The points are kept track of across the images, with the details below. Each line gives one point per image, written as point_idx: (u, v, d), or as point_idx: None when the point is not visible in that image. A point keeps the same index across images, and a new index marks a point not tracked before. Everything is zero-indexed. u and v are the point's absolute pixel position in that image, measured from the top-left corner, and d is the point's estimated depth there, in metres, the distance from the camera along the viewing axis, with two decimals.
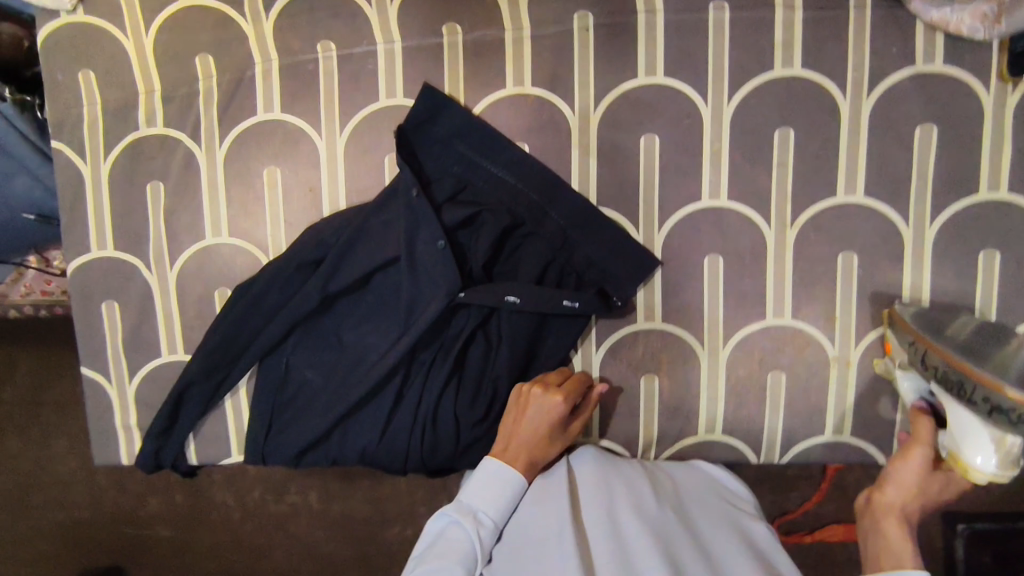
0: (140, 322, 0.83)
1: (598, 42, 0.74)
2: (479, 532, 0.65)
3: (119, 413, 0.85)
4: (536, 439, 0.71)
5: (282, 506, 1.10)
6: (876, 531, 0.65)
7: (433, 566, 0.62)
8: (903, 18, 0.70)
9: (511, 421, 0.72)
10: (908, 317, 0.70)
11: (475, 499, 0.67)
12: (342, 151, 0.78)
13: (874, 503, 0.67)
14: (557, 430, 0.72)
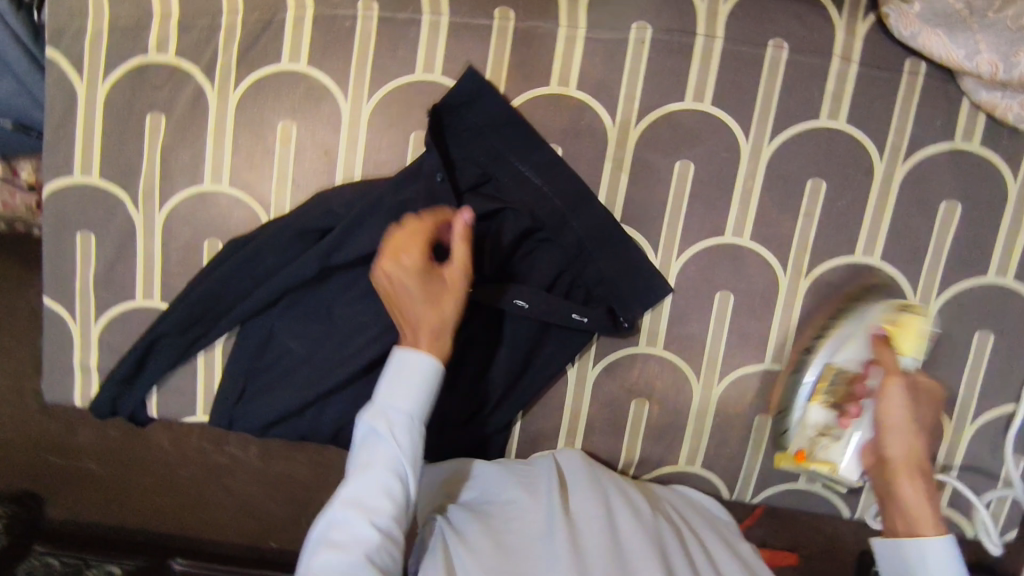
0: (117, 260, 0.77)
1: (652, 57, 0.71)
2: (393, 433, 0.63)
3: (80, 352, 0.80)
4: (426, 313, 0.64)
5: (217, 459, 0.98)
6: (917, 507, 0.65)
7: (362, 478, 0.62)
8: (952, 92, 0.71)
9: (401, 300, 0.65)
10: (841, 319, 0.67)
11: (383, 400, 0.64)
12: (366, 118, 0.74)
13: (890, 470, 0.66)
14: (427, 278, 0.64)
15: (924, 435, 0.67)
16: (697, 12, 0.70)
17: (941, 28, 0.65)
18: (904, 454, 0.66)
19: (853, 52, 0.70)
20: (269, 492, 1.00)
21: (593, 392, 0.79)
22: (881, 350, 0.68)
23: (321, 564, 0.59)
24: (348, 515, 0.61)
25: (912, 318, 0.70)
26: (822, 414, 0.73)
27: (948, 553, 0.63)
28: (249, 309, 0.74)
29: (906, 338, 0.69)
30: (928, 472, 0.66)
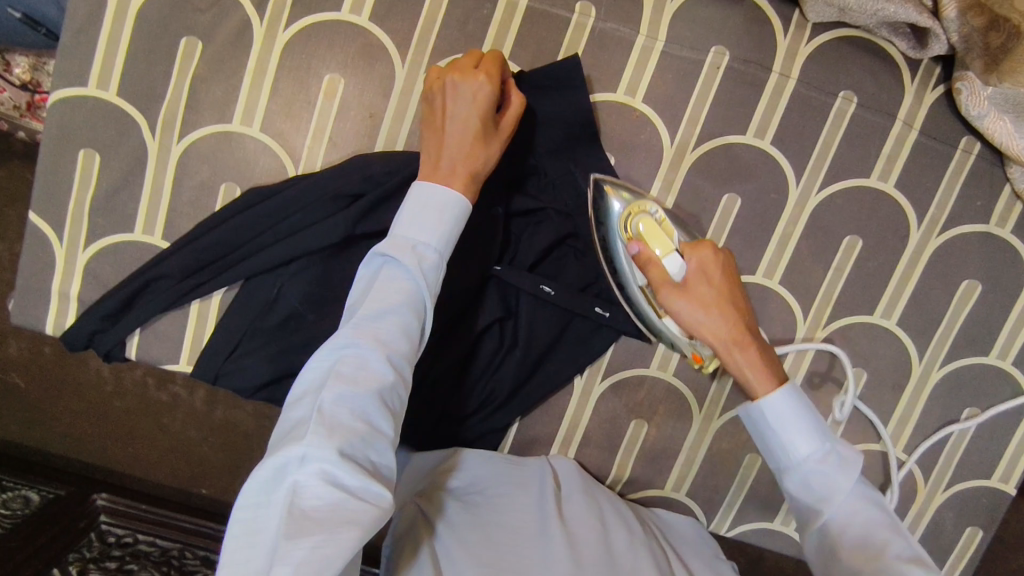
0: (119, 186, 0.71)
1: (723, 84, 0.70)
2: (419, 265, 0.57)
3: (59, 277, 0.73)
4: (475, 118, 0.62)
5: (163, 396, 1.06)
6: (750, 369, 0.62)
7: (378, 308, 0.54)
8: (997, 178, 0.72)
9: (434, 148, 0.63)
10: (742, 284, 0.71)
11: (409, 231, 0.58)
12: (421, 88, 0.70)
13: (722, 343, 0.64)
14: (486, 121, 0.63)
15: (738, 308, 0.65)
16: (777, 48, 0.69)
17: (1008, 116, 0.66)
18: (718, 326, 0.64)
19: (915, 119, 0.71)
20: (205, 436, 1.06)
21: (596, 406, 0.78)
22: (691, 250, 0.67)
23: (325, 412, 0.48)
24: (360, 347, 0.52)
25: (648, 218, 0.68)
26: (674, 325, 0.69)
27: (797, 402, 0.60)
28: (262, 264, 0.70)
29: (653, 236, 0.67)
30: (761, 346, 0.64)
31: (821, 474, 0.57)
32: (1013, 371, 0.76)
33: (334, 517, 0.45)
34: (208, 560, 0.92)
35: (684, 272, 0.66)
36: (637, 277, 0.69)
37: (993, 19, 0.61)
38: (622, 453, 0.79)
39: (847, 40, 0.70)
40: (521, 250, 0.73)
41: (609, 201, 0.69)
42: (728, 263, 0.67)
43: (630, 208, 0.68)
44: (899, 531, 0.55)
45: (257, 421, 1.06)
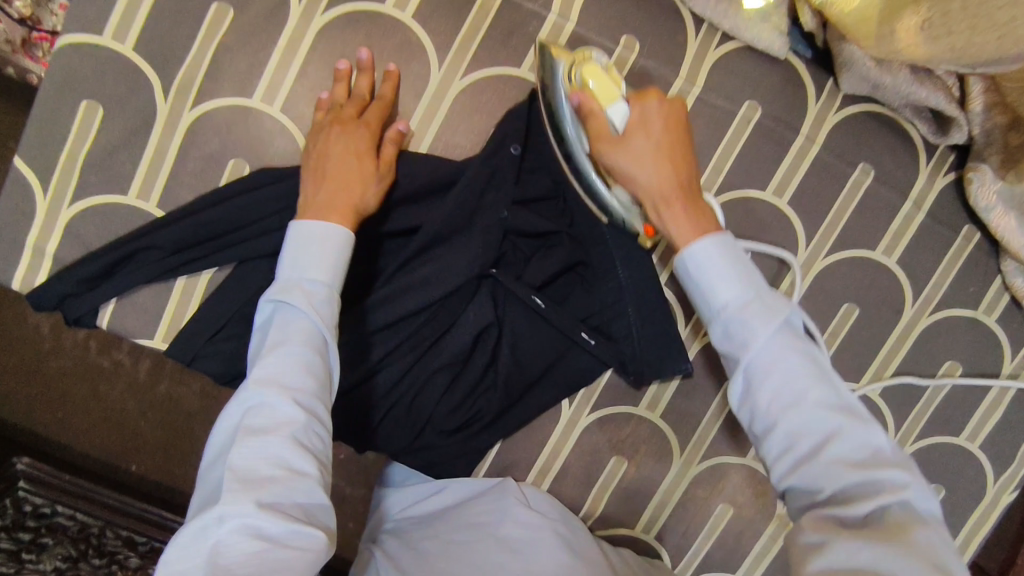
0: (119, 145, 0.67)
1: (751, 138, 0.71)
2: (312, 301, 0.53)
3: (37, 231, 0.68)
4: (354, 162, 0.61)
5: (103, 361, 1.01)
6: (678, 225, 0.58)
7: (276, 354, 0.51)
8: (990, 268, 0.75)
9: (322, 168, 0.62)
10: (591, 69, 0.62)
11: (294, 272, 0.55)
12: (454, 94, 0.68)
13: (651, 201, 0.59)
14: (364, 161, 0.62)
15: (677, 162, 0.60)
16: (807, 112, 0.71)
17: (1013, 213, 0.69)
18: (651, 182, 0.59)
19: (925, 201, 0.73)
20: (144, 408, 1.02)
21: (579, 438, 0.77)
22: (634, 101, 0.61)
23: (233, 471, 0.46)
24: (262, 396, 0.49)
25: (591, 65, 0.61)
26: (624, 196, 0.63)
27: (721, 249, 0.54)
28: (261, 249, 0.67)
29: (602, 89, 0.61)
30: (693, 202, 0.59)
31: (739, 322, 0.52)
32: (978, 454, 0.78)
33: (260, 572, 0.43)
34: (131, 540, 0.90)
35: (626, 123, 0.60)
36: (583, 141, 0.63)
37: (1016, 117, 0.65)
38: (598, 488, 0.79)
39: (873, 115, 0.71)
40: (529, 267, 0.72)
41: (556, 63, 0.63)
42: (676, 113, 0.62)
43: (573, 60, 0.62)
44: (824, 381, 0.51)
45: (202, 401, 1.02)
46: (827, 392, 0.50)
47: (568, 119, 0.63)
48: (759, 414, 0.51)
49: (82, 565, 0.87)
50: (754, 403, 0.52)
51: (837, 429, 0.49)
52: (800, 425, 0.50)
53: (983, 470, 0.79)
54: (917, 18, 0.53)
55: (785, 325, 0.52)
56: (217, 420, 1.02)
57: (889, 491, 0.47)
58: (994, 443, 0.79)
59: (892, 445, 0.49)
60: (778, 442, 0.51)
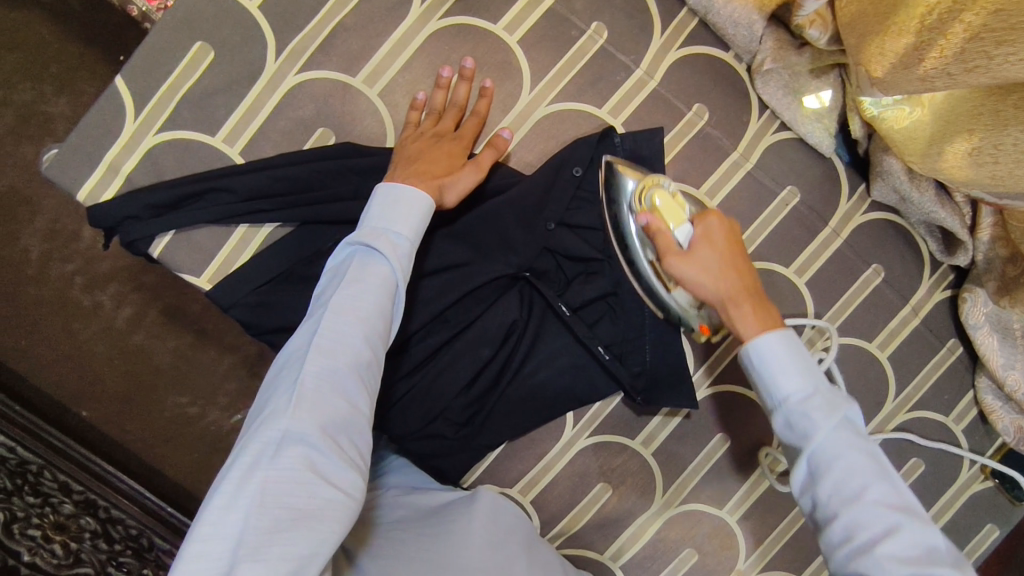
0: (220, 90, 0.71)
1: (786, 219, 0.78)
2: (394, 252, 0.58)
3: (117, 151, 0.70)
4: (444, 156, 0.67)
5: (85, 300, 1.03)
6: (746, 322, 0.62)
7: (355, 289, 0.55)
8: (965, 381, 0.83)
9: (412, 154, 0.67)
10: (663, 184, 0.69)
11: (381, 223, 0.60)
12: (537, 117, 0.74)
13: (720, 303, 0.63)
14: (453, 160, 0.68)
15: (740, 270, 0.64)
16: (838, 208, 0.79)
17: (996, 334, 0.78)
18: (718, 288, 0.64)
19: (921, 309, 0.82)
20: (111, 355, 1.03)
21: (573, 458, 0.81)
22: (699, 219, 0.67)
23: (304, 390, 0.49)
24: (339, 325, 0.53)
25: (661, 190, 0.68)
26: (683, 296, 0.70)
27: (784, 345, 0.59)
28: (329, 213, 0.70)
29: (669, 210, 0.67)
30: (759, 299, 0.63)
31: (801, 411, 0.57)
32: None
33: (310, 500, 0.47)
34: (67, 486, 0.93)
35: (689, 239, 0.66)
36: (647, 252, 0.70)
37: (1015, 252, 0.73)
38: (578, 508, 0.82)
39: (891, 225, 0.80)
40: (569, 288, 0.77)
41: (623, 180, 0.70)
42: (735, 233, 0.67)
43: (642, 184, 0.69)
44: (886, 478, 0.54)
45: (173, 358, 1.05)
46: (887, 489, 0.53)
47: (636, 232, 0.70)
48: (821, 504, 0.55)
49: (15, 500, 0.89)
50: (817, 490, 0.55)
51: (893, 528, 0.52)
52: (858, 520, 0.52)
53: None
54: (966, 145, 0.59)
55: (844, 419, 0.56)
56: (183, 379, 1.05)
57: (917, 568, 0.50)
58: None
59: (946, 546, 0.51)
60: (837, 533, 0.54)
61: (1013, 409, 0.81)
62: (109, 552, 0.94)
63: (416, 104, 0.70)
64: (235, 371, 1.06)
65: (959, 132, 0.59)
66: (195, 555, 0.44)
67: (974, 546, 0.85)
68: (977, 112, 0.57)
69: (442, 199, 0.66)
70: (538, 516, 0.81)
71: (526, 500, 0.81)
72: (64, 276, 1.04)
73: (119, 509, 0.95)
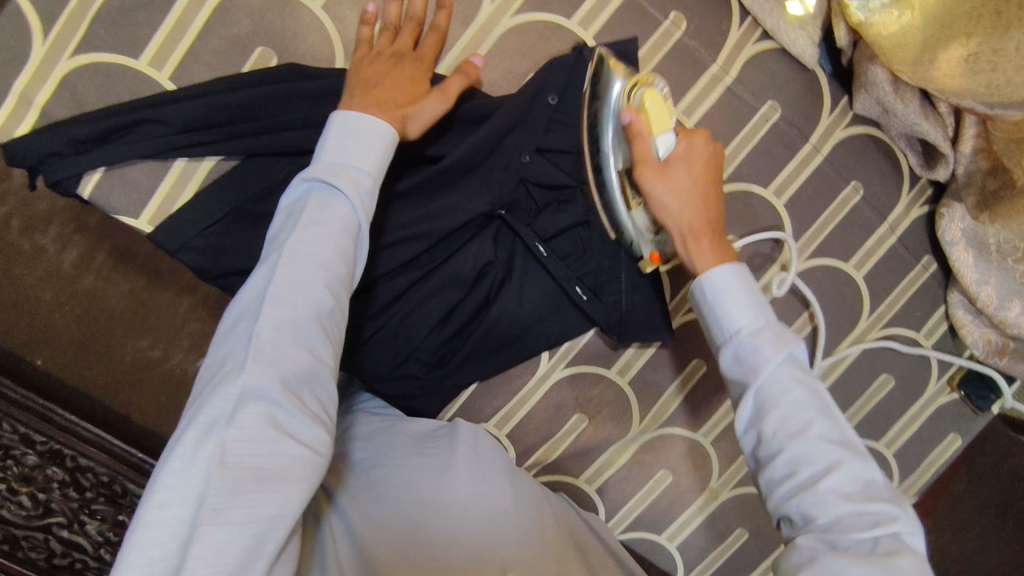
0: (140, 5, 0.62)
1: (767, 137, 0.75)
2: (356, 190, 0.53)
3: (28, 76, 0.62)
4: (404, 85, 0.60)
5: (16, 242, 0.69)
6: (703, 259, 0.58)
7: (314, 232, 0.50)
8: (938, 297, 0.83)
9: (371, 77, 0.60)
10: (657, 90, 0.62)
11: (340, 157, 0.54)
12: (501, 30, 0.68)
13: (682, 235, 0.59)
14: (418, 92, 0.61)
15: (711, 204, 0.60)
16: (820, 122, 0.75)
17: (972, 250, 0.77)
18: (683, 218, 0.59)
19: (898, 227, 0.80)
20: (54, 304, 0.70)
21: (549, 390, 0.79)
22: (684, 135, 0.61)
23: (262, 345, 0.45)
24: (296, 272, 0.48)
25: (652, 91, 0.61)
26: (642, 218, 0.64)
27: (738, 279, 0.56)
28: (272, 145, 0.64)
29: (656, 114, 0.60)
30: (719, 235, 0.59)
31: (752, 346, 0.53)
32: (891, 460, 0.87)
33: (273, 459, 0.44)
34: (27, 436, 0.70)
35: (670, 152, 0.60)
36: (616, 162, 0.62)
37: (995, 165, 0.71)
38: (554, 439, 0.81)
39: (872, 140, 0.77)
40: (539, 218, 0.72)
41: (609, 74, 0.62)
42: (716, 158, 0.62)
43: (631, 82, 0.62)
44: (827, 414, 0.51)
45: (132, 304, 0.74)
46: (830, 427, 0.50)
47: (611, 132, 0.62)
48: (766, 440, 0.51)
49: None
50: (761, 426, 0.52)
51: (835, 461, 0.49)
52: (804, 453, 0.49)
53: (892, 475, 0.88)
54: (963, 50, 0.58)
55: (791, 357, 0.53)
56: (144, 323, 0.75)
57: (856, 503, 0.47)
58: (904, 453, 0.88)
59: (886, 481, 0.49)
60: (780, 468, 0.50)
61: (982, 323, 0.81)
62: (82, 500, 0.75)
63: (367, 18, 0.63)
64: (198, 314, 0.78)
65: (955, 36, 0.58)
66: (154, 520, 0.41)
67: (937, 456, 0.88)
68: (976, 14, 0.56)
69: (405, 130, 0.59)
70: (514, 449, 0.80)
71: (501, 434, 0.79)
72: None
73: (88, 458, 0.73)
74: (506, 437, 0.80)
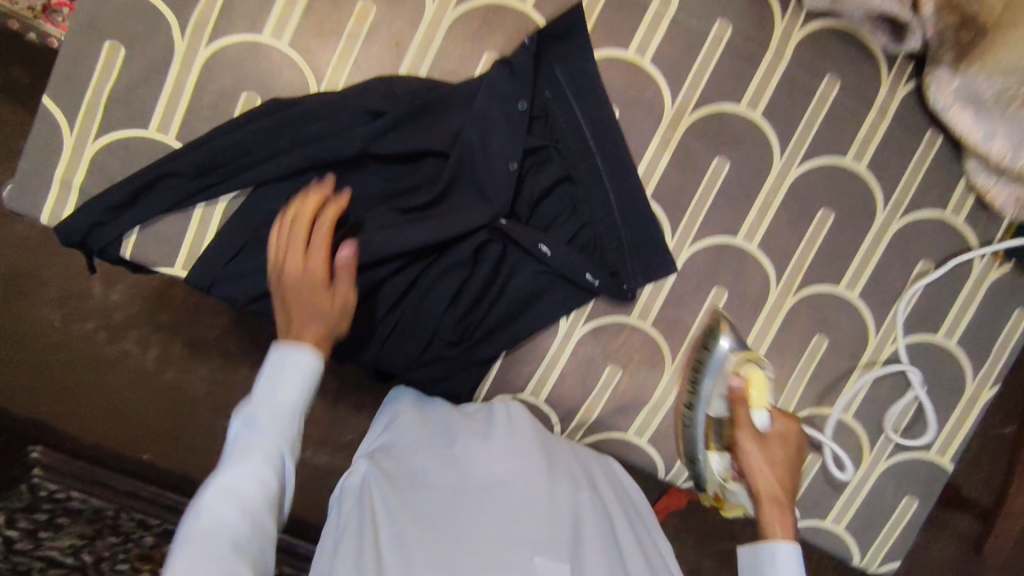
0: (140, 82, 0.72)
1: (725, 56, 0.77)
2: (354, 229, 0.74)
3: (64, 165, 0.73)
4: (306, 278, 0.64)
5: (117, 353, 1.15)
6: (771, 515, 0.63)
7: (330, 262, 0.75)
8: (955, 170, 0.81)
9: (281, 299, 0.64)
10: (758, 367, 0.71)
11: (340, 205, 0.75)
12: (448, 22, 0.74)
13: (756, 495, 0.64)
14: (319, 278, 0.64)
15: (790, 471, 0.65)
16: (775, 28, 0.77)
17: (970, 107, 0.75)
18: (767, 478, 0.64)
19: (887, 111, 0.79)
20: (150, 397, 1.15)
21: (575, 347, 0.81)
22: (782, 417, 0.68)
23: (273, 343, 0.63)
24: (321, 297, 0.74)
25: (756, 369, 0.71)
26: (718, 462, 0.72)
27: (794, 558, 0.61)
28: (270, 171, 0.71)
29: (759, 390, 0.69)
30: (789, 502, 0.64)
31: None
32: (955, 350, 0.83)
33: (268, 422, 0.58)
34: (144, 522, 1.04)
35: (766, 427, 0.67)
36: (712, 406, 0.73)
37: (964, 17, 0.71)
38: (592, 397, 0.82)
39: (835, 32, 0.78)
40: (523, 185, 0.76)
41: (720, 341, 0.75)
42: (796, 438, 0.68)
43: (742, 358, 0.72)
44: None
45: (211, 388, 1.15)
46: None
47: (710, 388, 0.74)
48: None
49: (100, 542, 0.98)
50: None
51: None
52: None
53: (962, 366, 0.83)
54: None
55: None
56: (221, 401, 1.15)
57: None
58: (969, 340, 0.83)
59: None
60: None
61: (1008, 182, 0.78)
62: None
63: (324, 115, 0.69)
64: None
65: None
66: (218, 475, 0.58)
67: (1008, 336, 0.83)
68: None
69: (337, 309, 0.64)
70: (556, 413, 0.83)
71: (541, 400, 0.82)
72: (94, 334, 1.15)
73: None
74: (545, 403, 0.82)
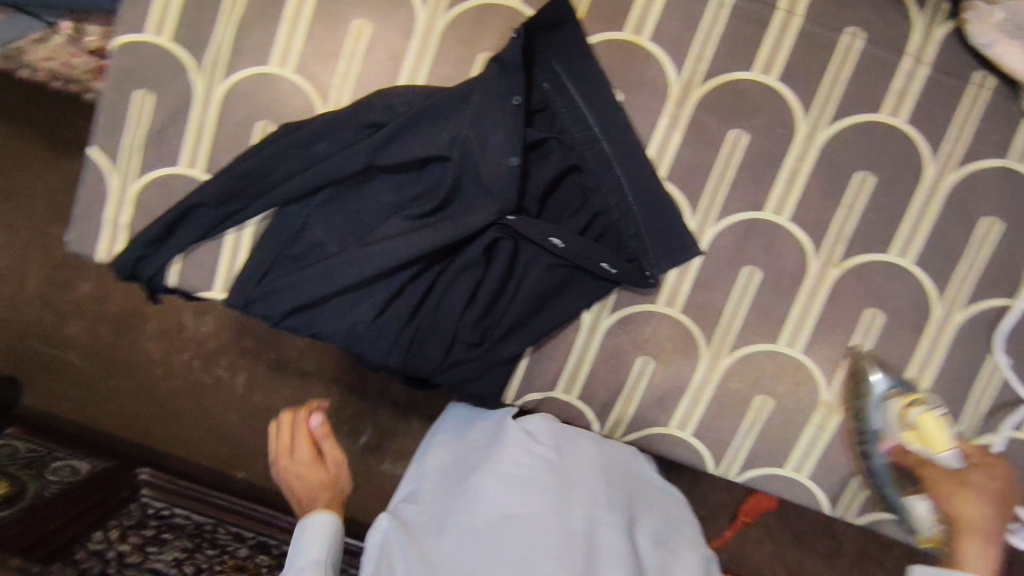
0: (168, 124, 0.78)
1: (730, 22, 0.72)
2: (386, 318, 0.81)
3: (112, 206, 0.80)
4: (309, 463, 0.81)
5: (207, 378, 1.24)
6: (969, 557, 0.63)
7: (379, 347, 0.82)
8: (1015, 110, 0.72)
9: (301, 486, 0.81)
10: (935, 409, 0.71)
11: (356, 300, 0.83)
12: (440, 29, 0.75)
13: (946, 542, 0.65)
14: (316, 471, 0.81)
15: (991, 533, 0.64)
16: None
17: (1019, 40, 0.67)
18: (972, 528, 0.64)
19: (924, 55, 0.72)
20: (243, 418, 1.24)
21: (602, 340, 0.79)
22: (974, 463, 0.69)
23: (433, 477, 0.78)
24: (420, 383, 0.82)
25: (929, 412, 0.71)
26: (924, 507, 0.72)
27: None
28: (284, 193, 0.74)
29: (933, 433, 0.70)
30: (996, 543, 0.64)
31: None
32: None
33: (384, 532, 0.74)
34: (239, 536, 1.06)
35: (956, 468, 0.69)
36: (882, 455, 0.74)
37: None
38: (626, 391, 0.80)
39: None
40: (530, 179, 0.76)
41: (872, 378, 0.74)
42: (1010, 492, 0.68)
43: (908, 399, 0.72)
44: None
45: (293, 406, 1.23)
46: None
47: (875, 429, 0.74)
48: None
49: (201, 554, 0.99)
50: None
51: None
52: None
53: None
54: None
55: None
56: None
57: None
58: None
59: None
60: None
61: None
62: None
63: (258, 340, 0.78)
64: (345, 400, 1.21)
65: None
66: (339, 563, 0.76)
67: None
68: None
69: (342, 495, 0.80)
70: (591, 409, 0.81)
71: (574, 397, 0.81)
72: (187, 361, 1.25)
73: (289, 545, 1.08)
74: (579, 400, 0.81)
